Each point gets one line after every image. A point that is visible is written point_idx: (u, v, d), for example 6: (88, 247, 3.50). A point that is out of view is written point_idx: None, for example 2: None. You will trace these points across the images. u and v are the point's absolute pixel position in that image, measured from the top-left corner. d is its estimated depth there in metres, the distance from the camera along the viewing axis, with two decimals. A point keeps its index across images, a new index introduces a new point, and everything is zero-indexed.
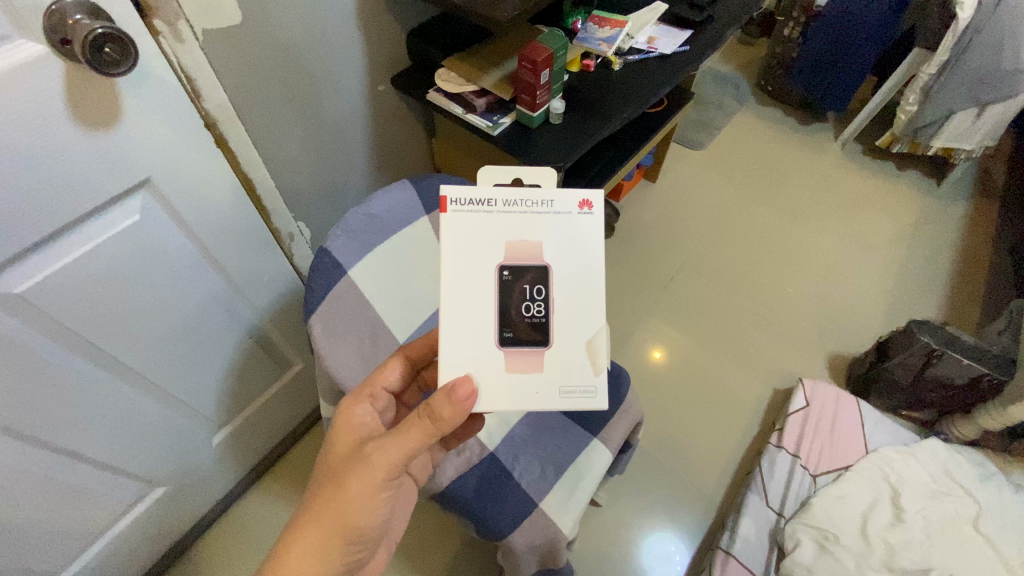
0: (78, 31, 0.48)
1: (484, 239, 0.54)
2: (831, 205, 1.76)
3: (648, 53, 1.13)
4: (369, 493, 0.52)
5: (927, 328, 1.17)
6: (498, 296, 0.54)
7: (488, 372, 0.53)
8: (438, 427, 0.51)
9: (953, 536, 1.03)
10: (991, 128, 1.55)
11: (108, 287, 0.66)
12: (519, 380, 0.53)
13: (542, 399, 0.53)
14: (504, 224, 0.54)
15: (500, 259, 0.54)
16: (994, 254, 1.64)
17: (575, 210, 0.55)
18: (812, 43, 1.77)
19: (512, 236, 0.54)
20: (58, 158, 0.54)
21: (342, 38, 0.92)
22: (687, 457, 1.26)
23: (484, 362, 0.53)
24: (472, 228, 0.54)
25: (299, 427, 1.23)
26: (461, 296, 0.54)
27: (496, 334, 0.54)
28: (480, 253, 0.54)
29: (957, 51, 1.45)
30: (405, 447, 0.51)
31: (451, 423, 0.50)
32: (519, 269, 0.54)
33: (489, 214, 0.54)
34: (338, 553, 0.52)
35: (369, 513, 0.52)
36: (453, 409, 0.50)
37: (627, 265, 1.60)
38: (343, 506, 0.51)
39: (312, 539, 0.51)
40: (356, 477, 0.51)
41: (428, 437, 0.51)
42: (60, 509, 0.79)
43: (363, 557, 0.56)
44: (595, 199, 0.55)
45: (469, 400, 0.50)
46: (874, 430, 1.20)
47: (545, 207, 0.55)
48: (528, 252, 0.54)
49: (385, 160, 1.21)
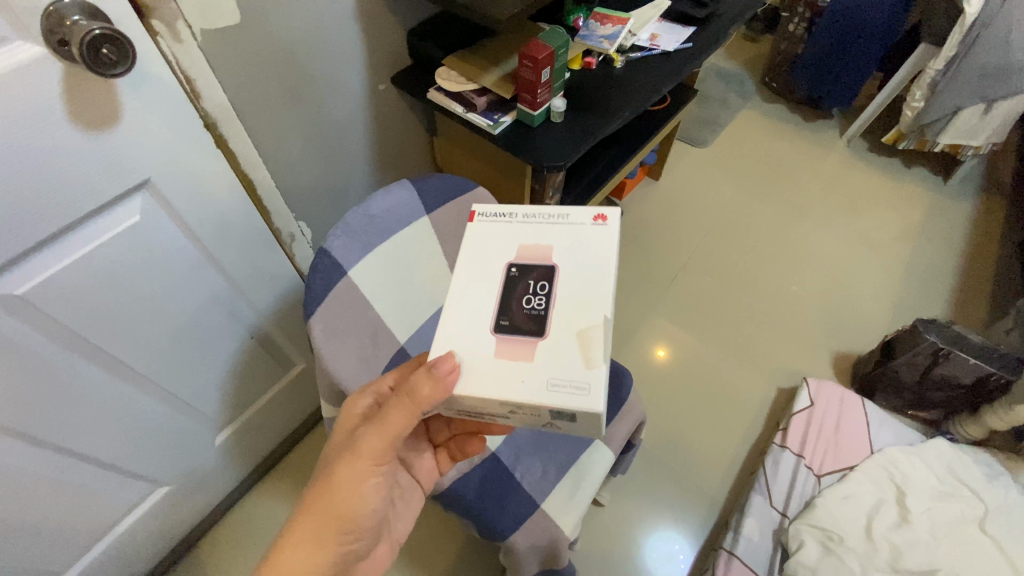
0: (76, 32, 0.47)
1: (501, 244, 0.57)
2: (839, 204, 1.75)
3: (651, 51, 1.12)
4: (357, 479, 0.52)
5: (934, 327, 1.16)
6: (501, 290, 0.54)
7: (477, 357, 0.50)
8: (417, 406, 0.49)
9: (959, 536, 1.02)
10: (1001, 124, 1.52)
11: (105, 289, 0.66)
12: (507, 368, 0.49)
13: (524, 388, 0.48)
14: (520, 231, 0.57)
15: (510, 257, 0.55)
16: (1002, 251, 1.62)
17: (590, 223, 0.56)
18: (816, 39, 1.76)
19: (526, 240, 0.56)
20: (60, 159, 0.54)
21: (342, 38, 0.92)
22: (691, 456, 1.26)
23: (475, 347, 0.51)
24: (492, 235, 0.57)
25: (301, 427, 1.23)
26: (469, 289, 0.55)
27: (491, 321, 0.52)
28: (492, 254, 0.56)
29: (964, 47, 1.44)
30: (389, 432, 0.51)
31: (429, 401, 0.48)
32: (526, 267, 0.54)
33: (509, 224, 0.58)
34: (333, 542, 0.52)
35: (358, 501, 0.52)
36: (432, 387, 0.48)
37: (633, 263, 1.60)
38: (332, 490, 0.51)
39: (305, 529, 0.51)
40: (345, 463, 0.52)
41: (410, 417, 0.50)
42: (64, 509, 0.79)
43: (359, 550, 0.56)
44: (610, 214, 0.56)
45: (451, 377, 0.48)
46: (879, 431, 1.19)
47: (560, 219, 0.57)
48: (537, 253, 0.55)
49: (387, 159, 1.21)
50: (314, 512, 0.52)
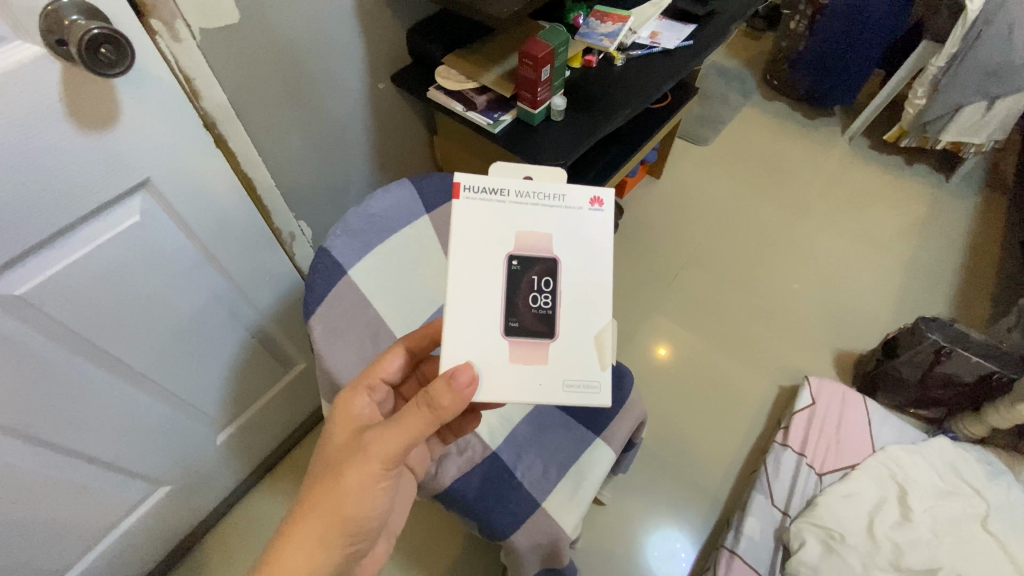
0: (74, 31, 0.47)
1: (495, 229, 0.53)
2: (839, 201, 1.74)
3: (651, 48, 1.12)
4: (369, 483, 0.52)
5: (936, 325, 1.15)
6: (506, 287, 0.53)
7: (492, 361, 0.52)
8: (438, 416, 0.49)
9: (961, 535, 1.02)
10: (1002, 121, 1.51)
11: (105, 290, 0.66)
12: (525, 372, 0.52)
13: (544, 392, 0.52)
14: (515, 214, 0.54)
15: (509, 248, 0.53)
16: (1004, 248, 1.61)
17: (586, 207, 0.55)
18: (817, 36, 1.75)
19: (521, 227, 0.54)
20: (59, 160, 0.54)
21: (342, 37, 0.92)
22: (692, 455, 1.26)
23: (488, 351, 0.52)
24: (484, 218, 0.53)
25: (303, 426, 1.23)
26: (469, 285, 0.53)
27: (501, 323, 0.53)
28: (489, 243, 0.53)
29: (966, 44, 1.43)
30: (405, 438, 0.51)
31: (450, 412, 0.49)
32: (528, 260, 0.53)
33: (500, 203, 0.54)
34: (338, 544, 0.52)
35: (368, 504, 0.52)
36: (453, 397, 0.48)
37: (635, 261, 1.60)
38: (342, 495, 0.51)
39: (311, 531, 0.51)
40: (355, 469, 0.51)
41: (427, 425, 0.50)
42: (66, 508, 0.79)
43: (363, 548, 0.56)
44: (605, 196, 0.55)
45: (470, 387, 0.48)
46: (880, 429, 1.19)
47: (555, 201, 0.55)
48: (538, 243, 0.54)
49: (388, 158, 1.21)
50: (322, 516, 0.51)
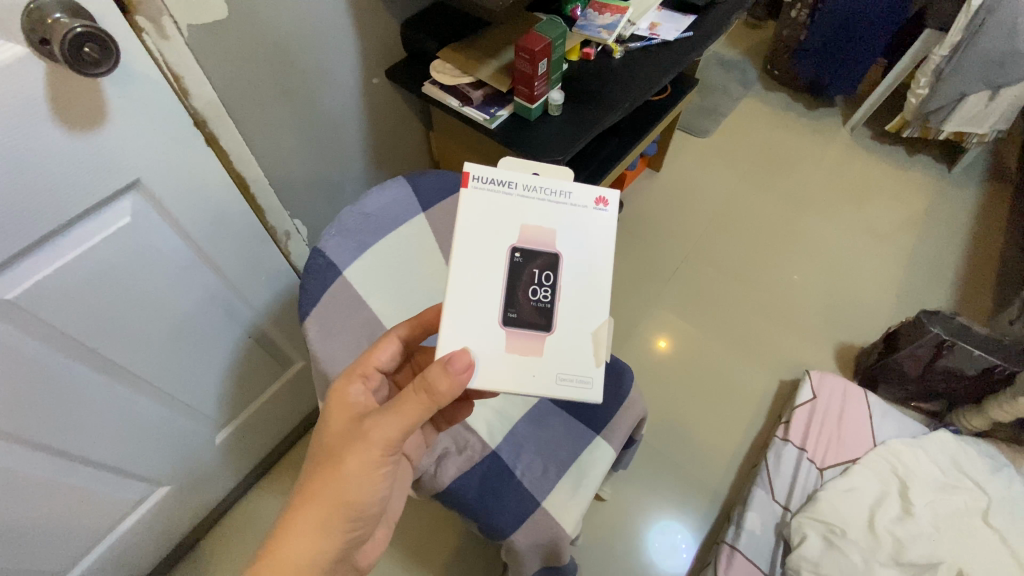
0: (57, 29, 0.46)
1: (499, 222, 0.53)
2: (841, 192, 1.73)
3: (651, 40, 1.10)
4: (368, 470, 0.51)
5: (937, 318, 1.15)
6: (507, 278, 0.52)
7: (488, 351, 0.51)
8: (434, 400, 0.48)
9: (962, 529, 1.02)
10: (1005, 112, 1.49)
11: (96, 293, 0.65)
12: (519, 363, 0.51)
13: (537, 383, 0.51)
14: (519, 207, 0.53)
15: (513, 240, 0.53)
16: (1007, 239, 1.60)
17: (591, 206, 0.54)
18: (819, 25, 1.73)
19: (526, 220, 0.53)
20: (46, 160, 0.53)
21: (336, 31, 0.90)
22: (692, 449, 1.26)
23: (484, 340, 0.51)
24: (490, 208, 0.53)
25: (301, 425, 1.23)
26: (470, 274, 0.52)
27: (500, 313, 0.52)
28: (491, 234, 0.53)
29: (970, 33, 1.41)
30: (403, 423, 0.50)
31: (447, 396, 0.48)
32: (530, 252, 0.53)
33: (507, 195, 0.54)
34: (339, 530, 0.52)
35: (368, 490, 0.52)
36: (450, 382, 0.47)
37: (635, 255, 1.58)
38: (342, 481, 0.50)
39: (313, 516, 0.50)
40: (353, 455, 0.51)
41: (425, 411, 0.49)
42: (63, 511, 0.79)
43: (364, 534, 0.56)
44: (610, 196, 0.54)
45: (464, 373, 0.47)
46: (882, 423, 1.19)
47: (561, 198, 0.54)
48: (542, 238, 0.53)
49: (384, 154, 1.20)
50: (323, 502, 0.51)
